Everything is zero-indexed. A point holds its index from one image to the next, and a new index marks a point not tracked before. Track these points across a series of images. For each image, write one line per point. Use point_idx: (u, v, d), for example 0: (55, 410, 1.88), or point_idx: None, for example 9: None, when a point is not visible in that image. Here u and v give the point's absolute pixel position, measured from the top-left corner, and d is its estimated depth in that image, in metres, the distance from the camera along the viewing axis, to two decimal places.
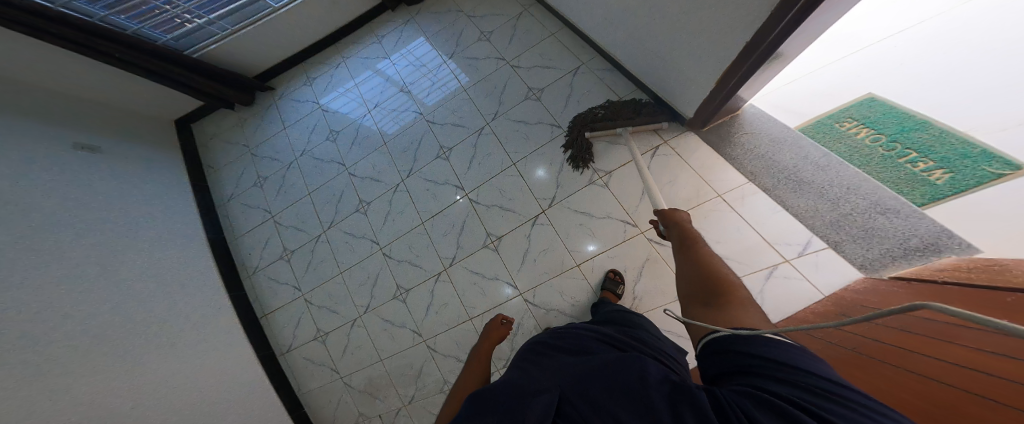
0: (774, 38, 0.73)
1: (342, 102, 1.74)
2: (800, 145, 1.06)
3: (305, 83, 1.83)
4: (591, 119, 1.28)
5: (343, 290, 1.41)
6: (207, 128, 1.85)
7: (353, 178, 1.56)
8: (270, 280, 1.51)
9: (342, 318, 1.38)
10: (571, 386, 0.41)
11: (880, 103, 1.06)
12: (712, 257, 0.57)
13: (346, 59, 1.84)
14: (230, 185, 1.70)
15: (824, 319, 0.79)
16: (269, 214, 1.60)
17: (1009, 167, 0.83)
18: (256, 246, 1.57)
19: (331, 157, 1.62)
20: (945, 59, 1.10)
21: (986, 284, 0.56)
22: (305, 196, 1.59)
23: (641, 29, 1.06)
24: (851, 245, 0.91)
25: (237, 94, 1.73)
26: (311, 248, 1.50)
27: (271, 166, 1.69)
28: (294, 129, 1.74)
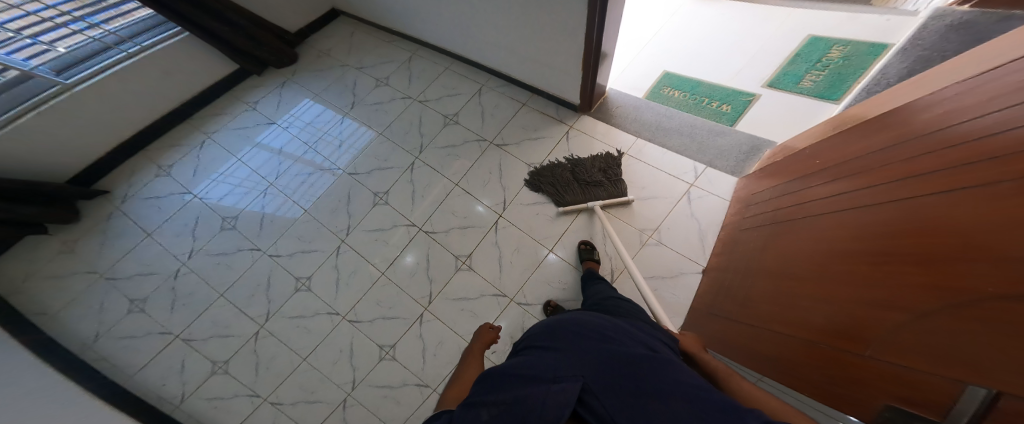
0: (597, 22, 1.04)
1: (226, 187, 1.45)
2: (650, 107, 1.47)
3: (164, 176, 1.47)
4: (560, 190, 1.34)
5: (316, 376, 1.15)
6: (11, 268, 1.24)
7: (277, 258, 1.31)
8: (210, 399, 1.11)
9: (327, 406, 1.11)
10: (594, 380, 0.47)
11: (674, 75, 1.58)
12: (747, 386, 0.56)
13: (214, 134, 1.57)
14: (88, 325, 1.19)
15: (740, 214, 1.14)
16: (172, 334, 1.19)
17: (750, 96, 1.44)
18: (169, 375, 1.14)
19: (238, 246, 1.33)
20: (690, 43, 1.69)
21: (810, 148, 0.96)
22: (217, 299, 1.24)
23: (518, 45, 1.33)
24: (720, 161, 1.32)
25: (48, 212, 1.23)
26: (252, 351, 1.18)
27: (149, 283, 1.26)
28: (165, 233, 1.35)
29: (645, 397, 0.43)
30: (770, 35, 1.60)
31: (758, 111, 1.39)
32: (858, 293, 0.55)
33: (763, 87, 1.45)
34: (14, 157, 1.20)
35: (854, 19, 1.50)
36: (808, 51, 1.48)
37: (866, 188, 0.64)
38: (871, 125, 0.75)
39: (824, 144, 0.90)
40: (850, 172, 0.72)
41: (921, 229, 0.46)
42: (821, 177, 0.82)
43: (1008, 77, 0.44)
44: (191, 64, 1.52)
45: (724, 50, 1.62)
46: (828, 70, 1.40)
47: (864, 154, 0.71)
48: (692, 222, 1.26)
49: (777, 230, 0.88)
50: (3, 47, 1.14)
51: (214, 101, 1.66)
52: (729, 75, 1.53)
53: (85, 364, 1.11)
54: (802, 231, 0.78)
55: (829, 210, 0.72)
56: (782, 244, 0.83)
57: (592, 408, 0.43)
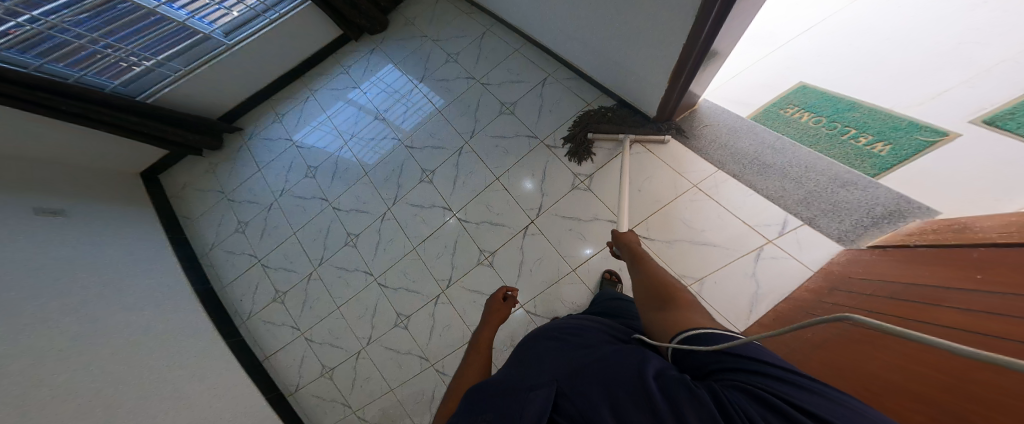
0: (712, 22, 0.77)
1: (315, 138, 1.74)
2: (754, 131, 1.12)
3: (276, 123, 1.84)
4: (595, 120, 1.29)
5: (343, 324, 1.39)
6: (177, 177, 1.82)
7: (337, 212, 1.57)
8: (265, 322, 1.49)
9: (346, 351, 1.36)
10: (568, 381, 0.40)
11: (812, 90, 1.14)
12: (660, 271, 0.63)
13: (315, 92, 1.86)
14: (210, 233, 1.67)
15: (818, 296, 0.84)
16: (256, 259, 1.59)
17: (939, 134, 0.97)
18: (245, 293, 1.54)
19: (314, 194, 1.62)
20: (862, 43, 1.18)
21: (983, 249, 0.60)
22: (290, 236, 1.58)
23: (594, 35, 1.11)
24: (825, 220, 0.97)
25: (205, 139, 1.73)
26: (303, 288, 1.49)
27: (252, 209, 1.67)
28: (269, 170, 1.74)
29: (613, 387, 0.36)
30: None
31: (940, 158, 0.94)
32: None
33: (971, 121, 0.95)
34: (187, 97, 1.65)
35: None
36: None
37: (999, 331, 0.41)
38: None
39: (1007, 250, 0.55)
40: (1020, 302, 0.42)
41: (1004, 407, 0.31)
42: (965, 295, 0.52)
43: None
44: (307, 29, 1.76)
45: (922, 61, 1.07)
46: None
47: None
48: (749, 284, 0.99)
49: (851, 336, 0.63)
50: (198, 13, 1.50)
51: (321, 62, 1.92)
52: (921, 94, 1.03)
53: (201, 264, 1.60)
54: (890, 348, 0.53)
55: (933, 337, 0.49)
56: (850, 350, 0.61)
57: (565, 409, 0.37)
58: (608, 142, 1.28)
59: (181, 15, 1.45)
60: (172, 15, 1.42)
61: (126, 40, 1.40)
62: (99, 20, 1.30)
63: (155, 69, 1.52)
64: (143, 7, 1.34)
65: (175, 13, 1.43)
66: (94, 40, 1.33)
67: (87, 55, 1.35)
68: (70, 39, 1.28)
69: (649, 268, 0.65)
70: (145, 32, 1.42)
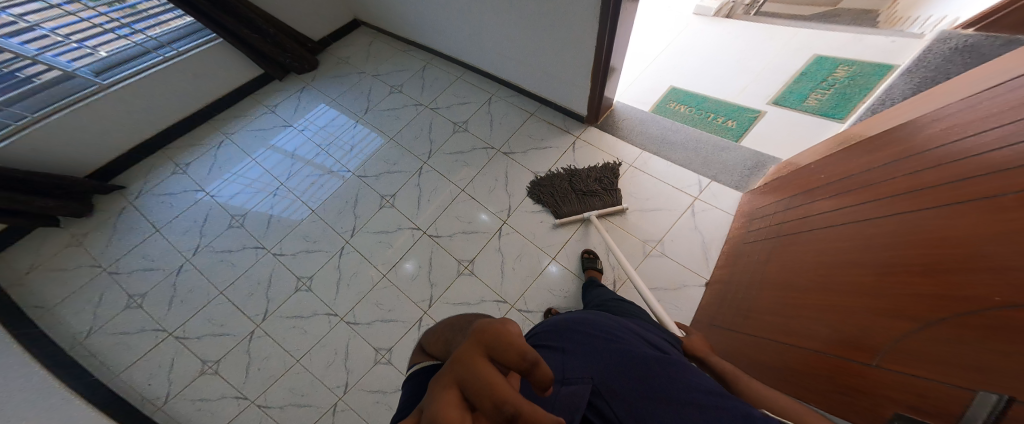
0: (608, 36, 1.07)
1: (237, 186, 1.51)
2: (656, 120, 1.48)
3: (179, 174, 1.54)
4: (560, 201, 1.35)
5: (309, 378, 1.14)
6: (17, 261, 1.29)
7: (280, 257, 1.35)
8: (195, 400, 1.11)
9: (318, 409, 1.10)
10: (605, 383, 0.47)
11: (681, 90, 1.60)
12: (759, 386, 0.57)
13: (231, 135, 1.65)
14: (82, 319, 1.21)
15: (744, 228, 1.14)
16: (166, 331, 1.21)
17: (755, 112, 1.44)
18: (156, 373, 1.15)
19: (242, 244, 1.37)
20: (696, 60, 1.73)
21: (815, 162, 0.97)
22: (217, 296, 1.27)
23: (526, 56, 1.37)
24: (723, 175, 1.32)
25: (65, 205, 1.31)
26: (245, 350, 1.19)
27: (154, 276, 1.30)
28: (172, 228, 1.40)
29: (655, 400, 0.43)
30: (775, 55, 1.62)
31: (764, 127, 1.39)
32: (861, 302, 0.56)
33: (769, 104, 1.45)
34: (41, 149, 1.29)
35: (860, 41, 1.52)
36: (813, 71, 1.49)
37: (875, 199, 0.64)
38: (873, 143, 0.76)
39: (830, 158, 0.90)
40: (871, 176, 0.69)
41: (937, 238, 0.46)
42: (826, 190, 0.82)
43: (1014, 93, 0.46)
44: (218, 68, 1.62)
45: (732, 68, 1.63)
46: (833, 88, 1.40)
47: (874, 164, 0.71)
48: (695, 234, 1.25)
49: (781, 243, 0.88)
50: (51, 51, 1.27)
51: (236, 103, 1.74)
52: (735, 91, 1.54)
53: (72, 359, 1.13)
54: (814, 240, 0.75)
55: (835, 221, 0.72)
56: (786, 253, 0.84)
57: (600, 410, 0.44)
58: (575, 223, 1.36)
59: (26, 50, 1.20)
60: (17, 51, 1.17)
61: None
62: None
63: None
64: None
65: (17, 47, 1.18)
66: None
67: None
68: None
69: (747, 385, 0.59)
70: None
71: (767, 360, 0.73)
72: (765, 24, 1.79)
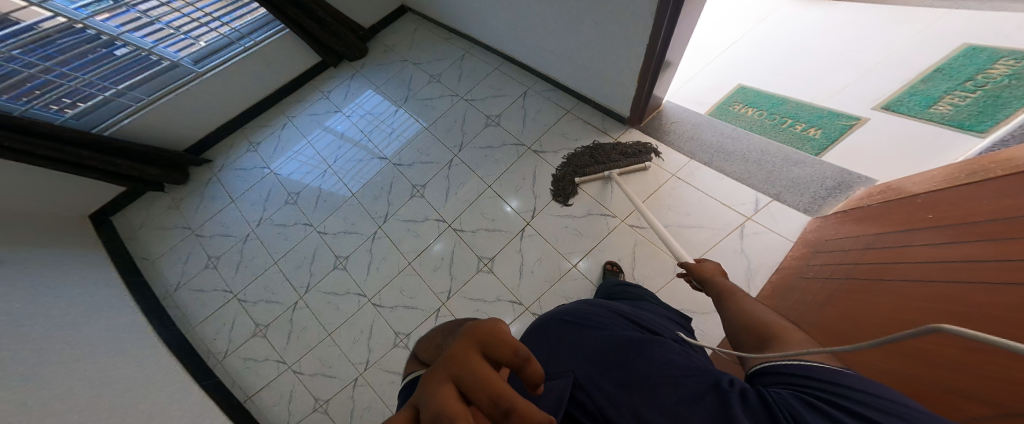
0: (665, 30, 0.93)
1: (294, 165, 1.69)
2: (714, 124, 1.27)
3: (251, 152, 1.76)
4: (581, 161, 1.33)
5: (336, 352, 1.28)
6: (134, 218, 1.64)
7: (323, 235, 1.50)
8: (245, 359, 1.33)
9: (340, 381, 1.24)
10: (586, 374, 0.41)
11: (751, 89, 1.35)
12: (754, 305, 0.54)
13: (292, 118, 1.83)
14: (173, 274, 1.50)
15: (805, 261, 0.95)
16: (230, 293, 1.44)
17: (852, 119, 1.16)
18: (220, 330, 1.38)
19: (295, 219, 1.55)
20: (777, 52, 1.45)
21: (923, 195, 0.74)
22: (272, 265, 1.47)
23: (568, 48, 1.26)
24: (789, 194, 1.10)
25: (168, 174, 1.59)
26: (288, 319, 1.37)
27: (227, 243, 1.54)
28: (244, 200, 1.63)
29: (639, 386, 0.38)
30: (896, 46, 1.25)
31: (860, 139, 1.11)
32: (940, 371, 0.43)
33: (874, 109, 1.14)
34: (151, 127, 1.56)
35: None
36: (953, 68, 1.07)
37: (986, 256, 0.48)
38: (1000, 186, 0.55)
39: (947, 192, 0.68)
40: (986, 227, 0.52)
41: None
42: (931, 231, 0.63)
43: None
44: (284, 57, 1.77)
45: (831, 60, 1.33)
46: (981, 91, 0.98)
47: (995, 213, 0.52)
48: (739, 259, 1.09)
49: (851, 287, 0.72)
50: (163, 42, 1.47)
51: (297, 88, 1.91)
52: (830, 90, 1.25)
53: (163, 308, 1.42)
54: (899, 290, 0.60)
55: (932, 273, 0.56)
56: (853, 302, 0.68)
57: (583, 403, 0.38)
58: (596, 181, 1.33)
59: (144, 42, 1.42)
60: (135, 43, 1.39)
61: (81, 69, 1.32)
62: (50, 50, 1.23)
63: (113, 100, 1.44)
64: (104, 34, 1.30)
65: (138, 40, 1.40)
66: (45, 70, 1.24)
67: (34, 86, 1.25)
68: (19, 69, 1.18)
69: (743, 302, 0.56)
70: (101, 61, 1.36)
71: None
72: (891, 4, 1.39)
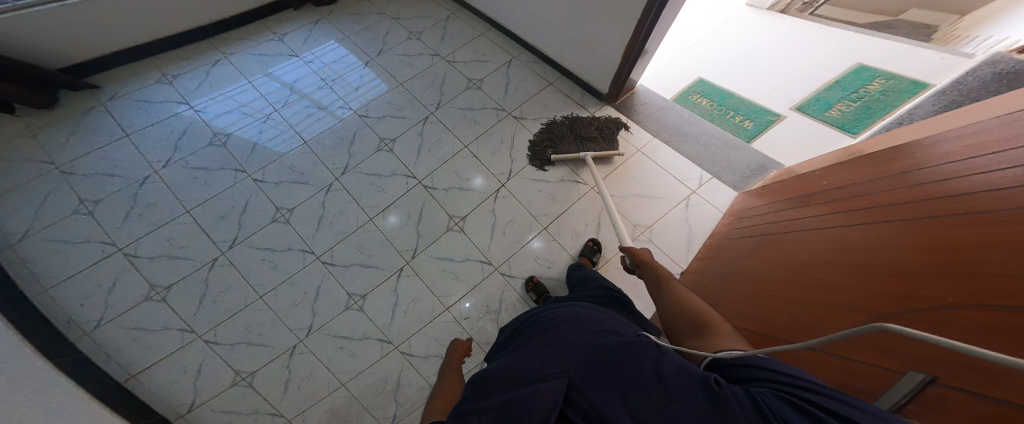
0: (652, 17, 1.05)
1: (224, 107, 1.47)
2: (676, 109, 1.43)
3: (164, 84, 1.49)
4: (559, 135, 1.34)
5: (269, 317, 1.13)
6: None
7: (261, 184, 1.32)
8: (130, 330, 1.09)
9: (273, 350, 1.10)
10: (573, 372, 0.36)
11: (708, 83, 1.55)
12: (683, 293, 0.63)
13: (229, 56, 1.60)
14: (19, 221, 1.17)
15: (732, 226, 1.10)
16: (113, 247, 1.18)
17: (774, 116, 1.40)
18: (90, 295, 1.12)
19: (223, 165, 1.34)
20: (735, 52, 1.69)
21: (820, 169, 0.92)
22: (183, 214, 1.25)
23: (558, 18, 1.33)
24: (726, 174, 1.28)
25: (21, 92, 1.24)
26: (202, 278, 1.17)
27: (115, 185, 1.27)
28: (145, 139, 1.36)
29: (624, 381, 0.34)
30: (817, 56, 1.60)
31: (780, 132, 1.35)
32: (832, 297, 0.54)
33: (791, 109, 1.41)
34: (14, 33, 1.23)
35: (913, 54, 1.48)
36: (849, 80, 1.44)
37: (871, 204, 0.60)
38: (877, 157, 0.72)
39: (837, 166, 0.85)
40: (871, 184, 0.65)
41: (940, 235, 0.43)
42: (825, 195, 0.78)
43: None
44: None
45: (773, 67, 1.59)
46: (862, 100, 1.35)
47: (878, 174, 0.66)
48: (684, 226, 1.23)
49: (766, 241, 0.85)
50: None
51: (242, 26, 1.68)
52: (765, 92, 1.50)
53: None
54: (801, 239, 0.73)
55: (826, 223, 0.69)
56: (766, 253, 0.81)
57: (574, 406, 0.33)
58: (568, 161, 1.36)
59: None
60: None
61: None
62: None
63: None
64: None
65: None
66: None
67: None
68: None
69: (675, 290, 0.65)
70: None
71: None
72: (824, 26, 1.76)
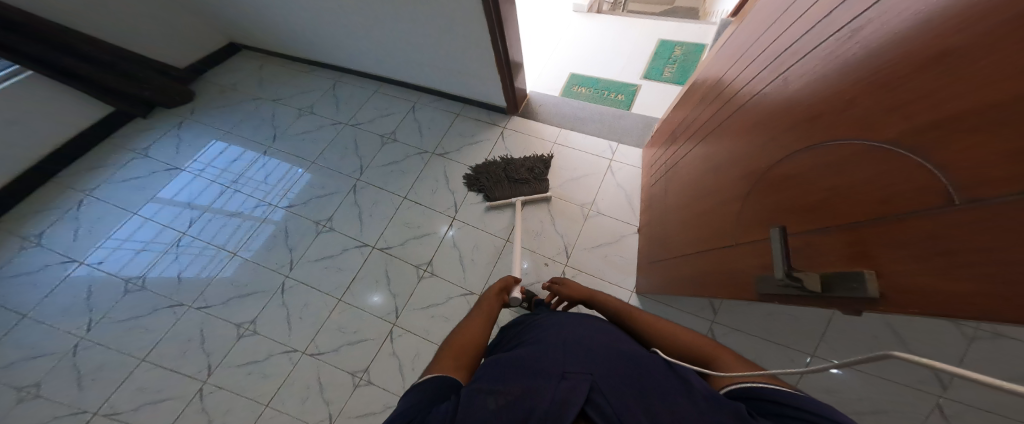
0: (501, 38, 1.25)
1: (129, 251, 1.46)
2: (566, 102, 1.70)
3: (33, 247, 1.46)
4: (495, 178, 1.44)
5: (286, 421, 1.12)
6: None
7: (207, 309, 1.33)
8: None
9: None
10: (602, 379, 0.41)
11: (580, 76, 1.82)
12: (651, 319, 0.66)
13: (98, 196, 1.60)
14: None
15: (649, 176, 1.37)
16: (86, 414, 1.17)
17: (633, 86, 1.76)
18: None
19: (154, 305, 1.34)
20: (586, 39, 2.00)
21: (677, 112, 1.25)
22: (139, 364, 1.24)
23: (432, 57, 1.48)
24: (628, 138, 1.58)
25: None
26: (192, 413, 1.16)
27: (42, 364, 1.23)
28: (46, 311, 1.33)
29: (653, 402, 0.39)
30: (642, 30, 2.00)
31: (645, 97, 1.71)
32: (728, 199, 0.73)
33: (643, 79, 1.79)
34: None
35: (682, 28, 1.97)
36: (660, 52, 1.88)
37: (715, 123, 0.86)
38: (701, 91, 1.04)
39: (684, 105, 1.18)
40: (709, 109, 0.93)
41: (757, 127, 0.65)
42: (687, 127, 1.07)
43: (755, 43, 0.76)
44: (64, 113, 1.61)
45: (609, 51, 1.92)
46: (677, 64, 1.83)
47: (709, 101, 0.96)
48: (619, 189, 1.47)
49: (675, 176, 1.09)
50: None
51: (102, 155, 1.73)
52: (616, 72, 1.83)
53: None
54: (693, 165, 0.96)
55: (700, 146, 0.94)
56: (681, 186, 1.04)
57: (599, 407, 0.38)
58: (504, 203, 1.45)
59: None
60: None
61: None
62: None
63: None
64: None
65: None
66: None
67: None
68: None
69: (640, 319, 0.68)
70: None
71: (684, 268, 0.91)
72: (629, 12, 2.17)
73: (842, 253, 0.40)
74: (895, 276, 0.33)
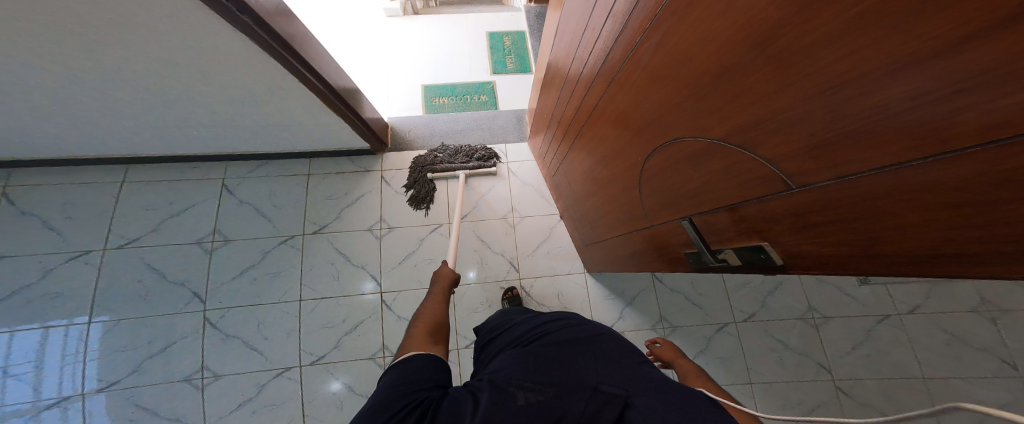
0: (315, 82, 1.04)
1: None
2: (435, 121, 1.63)
3: None
4: (428, 161, 1.52)
5: None
6: None
7: None
8: None
9: None
10: (643, 401, 0.42)
11: (432, 86, 1.74)
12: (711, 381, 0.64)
13: None
14: None
15: (544, 164, 1.44)
16: None
17: (490, 84, 1.77)
18: None
19: None
20: (420, 43, 1.89)
21: (540, 99, 1.32)
22: None
23: (223, 109, 1.12)
24: (511, 135, 1.61)
25: None
26: None
27: None
28: None
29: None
30: (474, 22, 1.98)
31: (504, 93, 1.75)
32: (648, 182, 0.76)
33: (492, 74, 1.80)
34: None
35: (499, 17, 2.01)
36: (494, 44, 1.90)
37: (591, 108, 0.89)
38: (553, 83, 1.12)
39: (545, 93, 1.24)
40: (575, 92, 0.96)
41: (641, 113, 0.66)
42: (561, 109, 1.11)
43: (586, 37, 0.80)
44: None
45: (451, 51, 1.87)
46: (513, 54, 1.88)
47: (569, 85, 0.99)
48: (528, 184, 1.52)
49: (572, 158, 1.14)
50: None
51: None
52: (468, 72, 1.80)
53: None
54: (588, 147, 1.00)
55: (585, 129, 0.96)
56: (581, 167, 1.10)
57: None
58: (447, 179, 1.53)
59: None
60: None
61: None
62: None
63: None
64: None
65: None
66: None
67: None
68: None
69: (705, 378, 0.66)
70: None
71: (629, 245, 0.99)
72: (450, 8, 2.12)
73: (747, 230, 0.53)
74: (817, 249, 0.42)
